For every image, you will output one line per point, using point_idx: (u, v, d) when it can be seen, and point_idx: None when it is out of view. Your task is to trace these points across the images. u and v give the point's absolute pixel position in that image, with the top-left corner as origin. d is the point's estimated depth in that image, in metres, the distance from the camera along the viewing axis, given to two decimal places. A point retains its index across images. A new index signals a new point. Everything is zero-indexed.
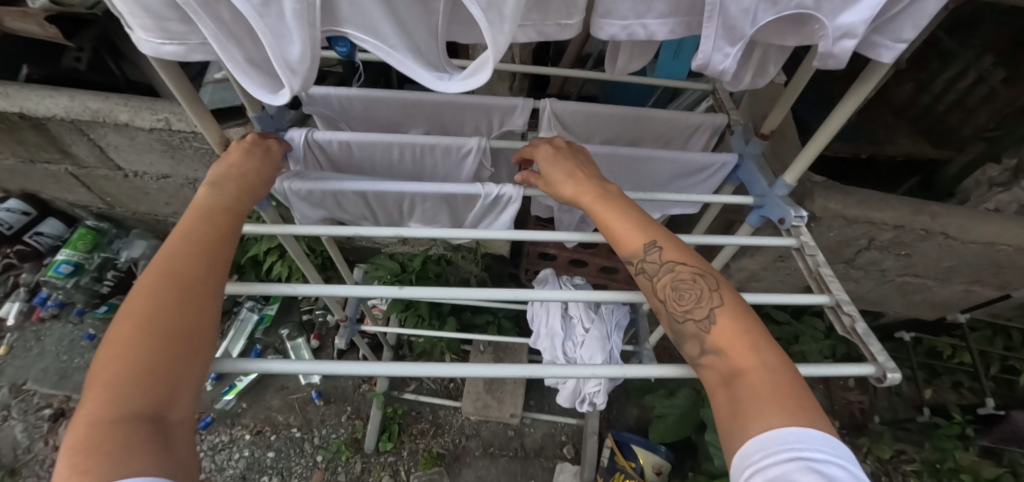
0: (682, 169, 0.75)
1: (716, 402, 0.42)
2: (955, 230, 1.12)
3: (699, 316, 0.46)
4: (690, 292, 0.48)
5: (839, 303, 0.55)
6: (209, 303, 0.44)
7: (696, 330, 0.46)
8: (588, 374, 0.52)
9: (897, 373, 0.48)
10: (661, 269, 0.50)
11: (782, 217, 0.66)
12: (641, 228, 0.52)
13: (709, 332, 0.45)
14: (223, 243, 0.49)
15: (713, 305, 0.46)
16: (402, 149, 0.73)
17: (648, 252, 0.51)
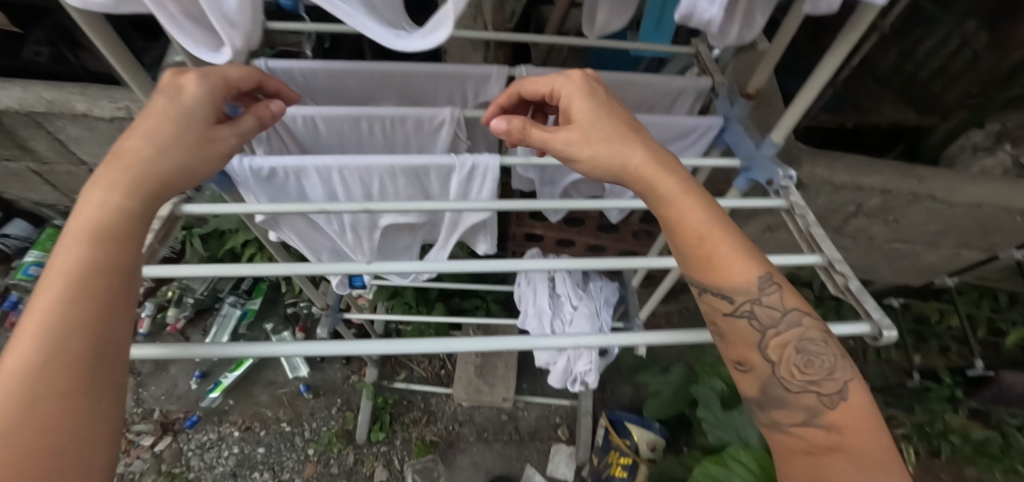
0: (667, 134, 0.71)
1: (802, 470, 0.39)
2: (942, 193, 1.11)
3: (824, 389, 0.41)
4: (816, 352, 0.42)
5: (832, 262, 0.53)
6: (97, 390, 0.33)
7: (813, 403, 0.41)
8: (575, 343, 0.49)
9: (894, 331, 0.46)
10: (773, 312, 0.43)
11: (771, 177, 0.63)
12: (750, 256, 0.44)
13: (829, 408, 0.40)
14: (101, 293, 0.35)
15: (847, 379, 0.41)
16: (370, 124, 0.68)
17: (761, 286, 0.43)
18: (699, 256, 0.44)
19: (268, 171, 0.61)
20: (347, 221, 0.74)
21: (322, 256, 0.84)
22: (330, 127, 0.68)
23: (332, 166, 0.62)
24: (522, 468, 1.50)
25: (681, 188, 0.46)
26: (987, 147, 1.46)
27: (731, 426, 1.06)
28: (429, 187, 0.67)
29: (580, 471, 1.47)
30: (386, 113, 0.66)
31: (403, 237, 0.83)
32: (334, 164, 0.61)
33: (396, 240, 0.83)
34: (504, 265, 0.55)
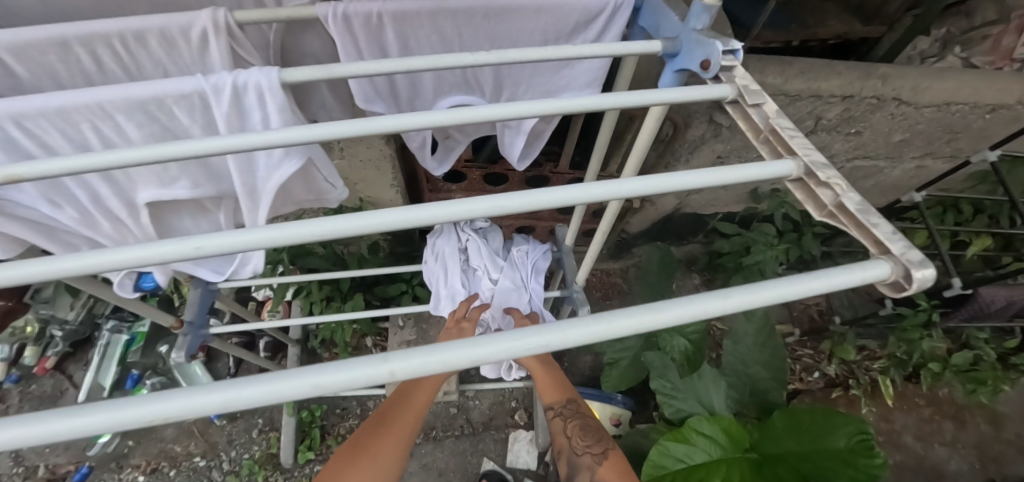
0: (554, 20, 0.49)
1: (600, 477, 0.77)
2: (908, 93, 0.95)
3: (593, 453, 0.80)
4: (592, 435, 0.82)
5: (811, 168, 0.33)
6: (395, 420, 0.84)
7: (590, 462, 0.79)
8: (319, 389, 0.25)
9: (931, 270, 0.26)
10: (573, 415, 0.86)
11: (707, 58, 0.42)
12: (564, 389, 0.90)
13: (599, 465, 0.78)
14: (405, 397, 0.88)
15: (607, 448, 0.80)
16: (92, 51, 0.43)
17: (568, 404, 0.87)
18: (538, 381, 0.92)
19: None
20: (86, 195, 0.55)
21: (83, 249, 0.67)
22: (26, 61, 0.42)
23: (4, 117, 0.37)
24: (479, 464, 1.33)
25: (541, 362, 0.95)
26: (935, 53, 1.35)
27: (690, 392, 0.90)
28: (185, 129, 0.45)
29: (544, 456, 1.33)
30: (108, 29, 0.41)
31: (189, 207, 0.66)
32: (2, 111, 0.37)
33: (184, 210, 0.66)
34: (220, 241, 0.31)
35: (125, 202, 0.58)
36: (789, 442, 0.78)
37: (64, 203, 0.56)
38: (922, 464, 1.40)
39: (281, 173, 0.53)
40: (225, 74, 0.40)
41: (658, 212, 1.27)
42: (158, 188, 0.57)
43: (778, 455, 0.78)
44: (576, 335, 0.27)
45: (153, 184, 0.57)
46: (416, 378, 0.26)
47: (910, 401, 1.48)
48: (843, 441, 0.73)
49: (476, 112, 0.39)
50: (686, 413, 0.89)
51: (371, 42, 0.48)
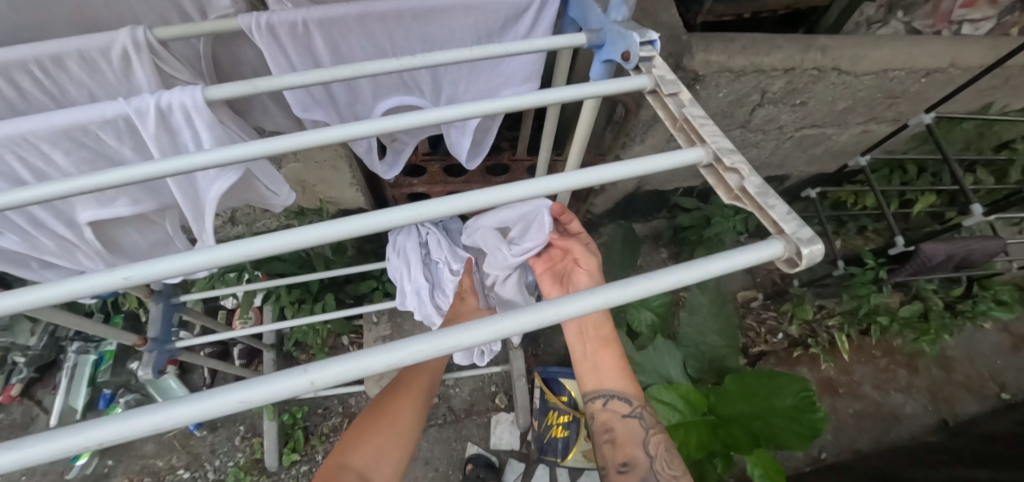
0: (484, 18, 0.50)
1: None
2: (846, 63, 0.99)
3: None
4: (675, 459, 0.71)
5: (719, 155, 0.35)
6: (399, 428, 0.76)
7: None
8: (231, 402, 0.27)
9: (817, 245, 0.29)
10: (652, 426, 0.74)
11: (627, 50, 0.43)
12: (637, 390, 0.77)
13: None
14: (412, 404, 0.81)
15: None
16: (9, 79, 0.40)
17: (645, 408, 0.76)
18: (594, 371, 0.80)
19: None
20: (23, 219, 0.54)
21: (31, 266, 0.65)
22: None
23: None
24: (463, 449, 1.36)
25: (607, 344, 0.81)
26: (880, 19, 1.40)
27: (648, 364, 0.94)
28: (116, 151, 0.45)
29: (525, 437, 1.37)
30: (22, 56, 0.39)
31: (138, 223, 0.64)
32: None
33: (134, 231, 0.66)
34: (151, 268, 0.32)
35: (66, 222, 0.57)
36: (741, 404, 0.84)
37: (3, 230, 0.55)
38: (880, 411, 1.51)
39: (220, 186, 0.53)
40: (143, 100, 0.39)
41: (620, 191, 1.31)
42: (96, 209, 0.56)
43: (730, 417, 0.85)
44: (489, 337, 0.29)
45: (90, 205, 0.55)
46: (334, 383, 0.27)
47: (868, 353, 1.58)
48: (790, 398, 0.79)
49: (401, 120, 0.39)
50: (644, 382, 0.93)
51: (300, 51, 0.47)
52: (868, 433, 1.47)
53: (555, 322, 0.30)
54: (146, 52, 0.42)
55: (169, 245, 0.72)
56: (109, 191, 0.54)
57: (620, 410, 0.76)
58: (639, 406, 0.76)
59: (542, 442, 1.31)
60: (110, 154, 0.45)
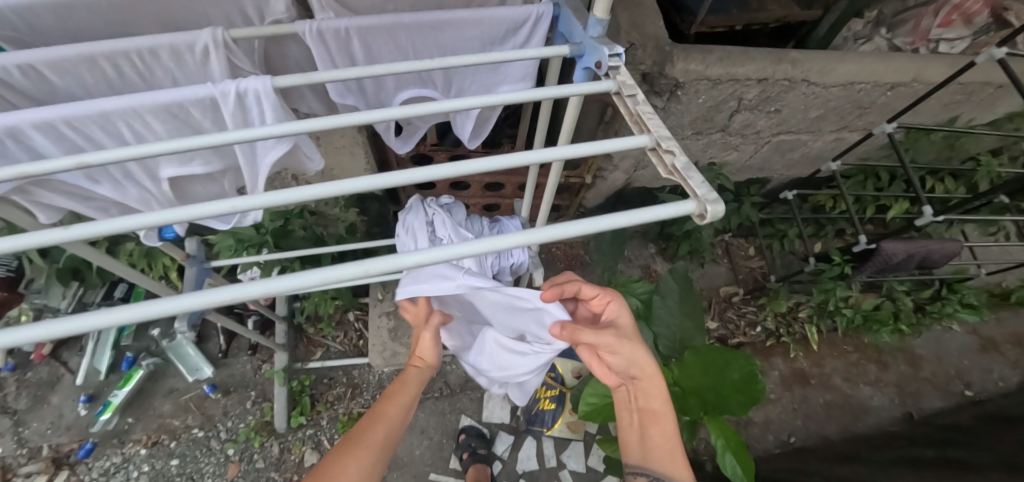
0: (490, 31, 0.62)
1: None
2: (815, 74, 1.09)
3: None
4: None
5: (659, 141, 0.46)
6: None
7: None
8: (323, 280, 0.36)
9: (720, 204, 0.40)
10: None
11: (598, 60, 0.56)
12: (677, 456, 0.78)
13: None
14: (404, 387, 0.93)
15: None
16: (114, 64, 0.52)
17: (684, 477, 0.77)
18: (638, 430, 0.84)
19: None
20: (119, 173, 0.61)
21: (110, 213, 0.70)
22: (59, 72, 0.51)
23: (54, 119, 0.47)
24: (457, 420, 1.48)
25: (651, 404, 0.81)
26: (866, 35, 1.50)
27: None
28: (198, 123, 0.56)
29: (516, 411, 1.50)
30: (130, 47, 0.51)
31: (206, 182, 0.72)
32: (55, 118, 0.47)
33: (200, 189, 0.73)
34: (249, 202, 0.40)
35: (150, 175, 0.63)
36: (697, 375, 0.98)
37: (99, 178, 0.61)
38: (849, 402, 1.61)
39: (274, 155, 0.62)
40: (227, 84, 0.49)
41: (611, 185, 1.42)
42: (178, 166, 0.63)
43: (691, 389, 0.99)
44: (470, 253, 0.37)
45: (174, 163, 0.62)
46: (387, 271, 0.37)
47: (839, 348, 1.69)
48: (740, 371, 0.91)
49: (426, 109, 0.50)
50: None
51: (341, 52, 0.59)
52: (836, 421, 1.57)
53: (526, 245, 0.39)
54: (224, 45, 0.53)
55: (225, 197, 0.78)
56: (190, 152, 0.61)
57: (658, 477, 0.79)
58: None
59: (530, 414, 1.48)
60: (192, 127, 0.56)
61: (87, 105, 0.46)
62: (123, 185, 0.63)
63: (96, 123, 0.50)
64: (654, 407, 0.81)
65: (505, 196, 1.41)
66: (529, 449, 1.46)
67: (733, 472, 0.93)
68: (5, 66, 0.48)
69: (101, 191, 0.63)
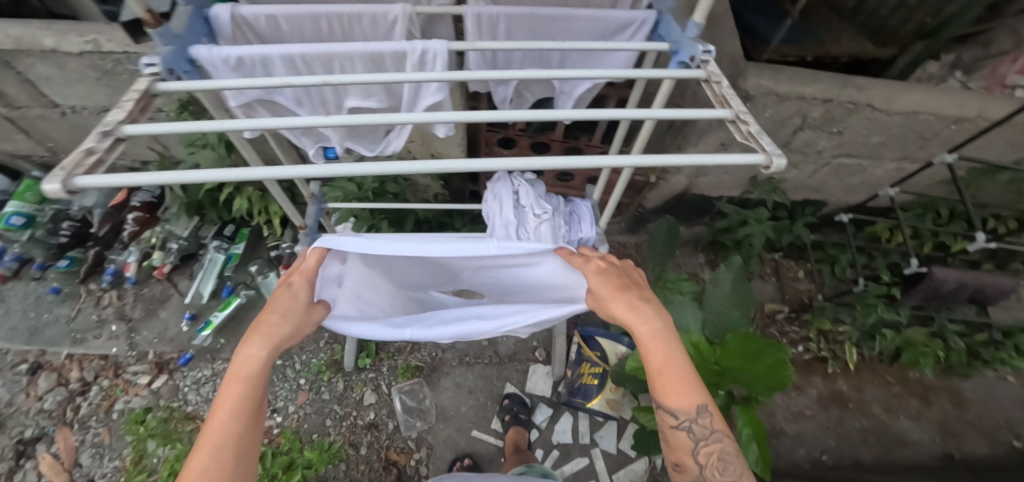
0: (603, 27, 0.82)
1: None
2: (879, 100, 1.18)
3: None
4: (733, 468, 0.63)
5: (738, 115, 0.63)
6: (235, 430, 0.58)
7: None
8: (472, 166, 0.55)
9: (783, 157, 0.54)
10: (709, 435, 0.63)
11: (693, 55, 0.73)
12: (694, 394, 0.63)
13: None
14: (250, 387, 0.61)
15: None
16: (328, 21, 0.80)
17: (701, 416, 0.63)
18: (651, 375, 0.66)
19: (236, 59, 0.74)
20: (319, 98, 0.86)
21: (296, 134, 0.94)
22: (292, 23, 0.79)
23: (295, 55, 0.74)
24: (502, 386, 1.64)
25: (651, 335, 0.67)
26: (939, 77, 1.55)
27: (672, 317, 1.21)
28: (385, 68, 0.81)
29: (557, 386, 1.64)
30: (345, 12, 0.78)
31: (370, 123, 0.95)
32: (296, 52, 0.74)
33: (362, 128, 0.96)
34: (438, 117, 0.64)
35: (336, 103, 0.88)
36: (736, 358, 1.05)
37: (304, 101, 0.86)
38: (885, 431, 1.61)
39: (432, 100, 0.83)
40: (414, 43, 0.73)
41: (671, 188, 1.55)
42: (360, 99, 0.87)
43: (727, 369, 1.07)
44: (572, 163, 0.55)
45: (359, 96, 0.87)
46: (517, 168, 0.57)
47: (881, 378, 1.70)
48: (772, 356, 1.01)
49: (549, 73, 0.74)
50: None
51: (488, 30, 0.82)
52: (871, 448, 1.58)
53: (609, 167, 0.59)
54: (409, 18, 0.79)
55: (375, 137, 0.99)
56: (374, 89, 0.85)
57: (669, 423, 0.64)
58: (688, 419, 0.64)
59: (573, 386, 1.56)
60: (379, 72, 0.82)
61: (320, 48, 0.73)
62: (317, 109, 0.88)
63: (314, 60, 0.76)
64: (648, 346, 0.66)
65: (573, 187, 1.59)
66: (564, 423, 1.58)
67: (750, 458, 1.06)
68: (263, 16, 0.78)
69: (302, 112, 0.87)
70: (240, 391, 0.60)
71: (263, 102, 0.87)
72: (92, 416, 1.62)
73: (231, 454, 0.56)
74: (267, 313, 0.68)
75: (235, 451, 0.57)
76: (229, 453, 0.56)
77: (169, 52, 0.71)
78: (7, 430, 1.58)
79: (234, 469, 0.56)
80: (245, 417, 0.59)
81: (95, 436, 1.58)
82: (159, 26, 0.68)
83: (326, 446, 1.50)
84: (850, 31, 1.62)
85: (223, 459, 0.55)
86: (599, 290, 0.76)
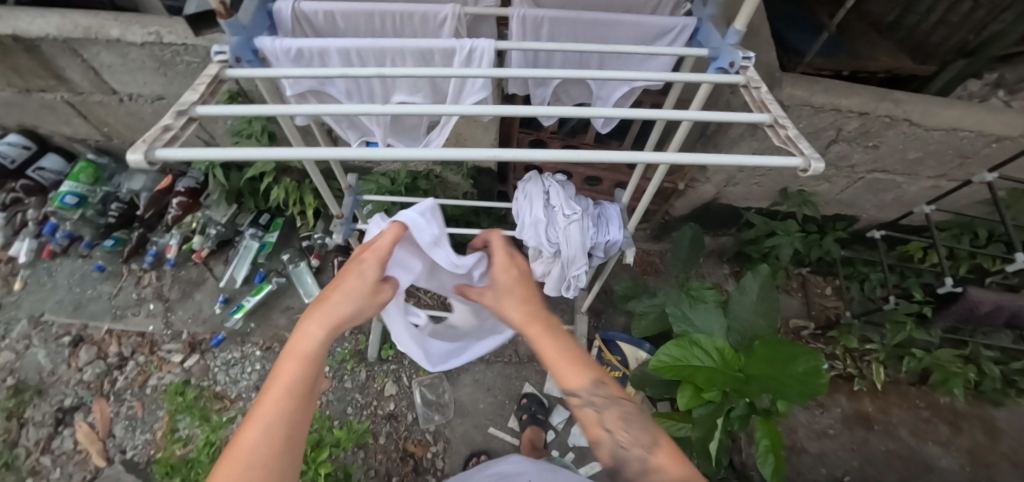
0: (644, 32, 0.84)
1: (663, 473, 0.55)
2: (917, 115, 1.16)
3: (647, 448, 0.59)
4: (637, 428, 0.61)
5: (777, 120, 0.64)
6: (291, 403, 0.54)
7: (643, 461, 0.57)
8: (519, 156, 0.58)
9: (820, 162, 0.55)
10: (605, 400, 0.61)
11: (732, 61, 0.75)
12: (579, 363, 0.64)
13: (650, 463, 0.56)
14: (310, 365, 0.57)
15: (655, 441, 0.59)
16: (382, 18, 0.84)
17: (592, 384, 0.62)
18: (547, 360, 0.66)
19: (296, 51, 0.79)
20: (367, 92, 0.91)
21: (342, 126, 0.99)
22: (348, 19, 0.84)
23: (350, 48, 0.79)
24: (520, 386, 1.66)
25: (531, 324, 0.70)
26: (981, 95, 1.51)
27: (695, 322, 1.21)
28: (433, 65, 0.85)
29: None
30: (399, 10, 0.82)
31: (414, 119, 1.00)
32: (352, 47, 0.79)
33: (406, 123, 1.00)
34: (486, 110, 0.68)
35: (383, 97, 0.92)
36: (761, 365, 1.08)
37: (354, 94, 0.90)
38: (912, 456, 1.57)
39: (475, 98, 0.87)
40: (463, 41, 0.77)
41: (699, 197, 1.55)
42: (407, 94, 0.92)
43: (751, 376, 1.09)
44: (614, 157, 0.57)
45: (406, 92, 0.91)
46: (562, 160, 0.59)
47: (909, 401, 1.65)
48: (804, 365, 1.00)
49: (589, 74, 0.76)
50: (691, 330, 1.19)
51: (532, 32, 0.85)
52: (896, 472, 1.53)
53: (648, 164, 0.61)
54: (458, 18, 0.83)
55: (416, 132, 1.03)
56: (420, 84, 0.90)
57: (573, 404, 0.63)
58: (586, 390, 0.62)
59: None
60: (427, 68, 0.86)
61: (374, 43, 0.77)
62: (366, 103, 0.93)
63: (368, 54, 0.81)
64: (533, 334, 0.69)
65: (601, 192, 1.61)
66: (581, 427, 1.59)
67: (766, 467, 1.05)
68: (322, 12, 0.83)
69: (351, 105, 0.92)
70: (299, 367, 0.56)
71: (316, 94, 0.92)
72: (127, 390, 1.69)
73: (287, 430, 0.52)
74: (331, 293, 0.66)
75: (287, 430, 0.52)
76: (280, 431, 0.51)
77: (237, 41, 0.77)
78: (48, 398, 1.67)
79: (287, 446, 0.51)
80: (303, 395, 0.55)
81: (128, 409, 1.66)
82: (229, 18, 0.73)
83: (354, 428, 1.52)
84: (888, 47, 1.60)
85: (273, 437, 0.50)
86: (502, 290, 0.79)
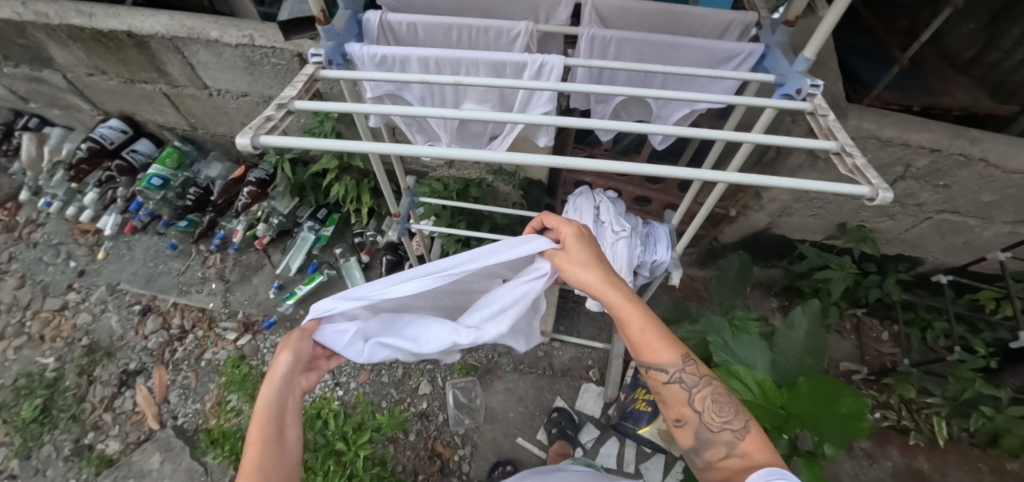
0: (712, 57, 0.86)
1: (750, 446, 0.61)
2: (995, 156, 1.11)
3: (735, 426, 0.64)
4: (726, 406, 0.66)
5: (844, 147, 0.64)
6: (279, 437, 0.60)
7: (729, 439, 0.63)
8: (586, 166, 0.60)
9: (889, 191, 0.55)
10: (697, 380, 0.67)
11: (800, 88, 0.75)
12: (675, 343, 0.68)
13: (740, 441, 0.62)
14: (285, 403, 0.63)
15: (746, 419, 0.65)
16: (460, 31, 0.90)
17: (685, 364, 0.67)
18: (632, 337, 0.69)
19: (381, 57, 0.86)
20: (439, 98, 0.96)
21: (412, 129, 1.05)
22: (428, 30, 0.90)
23: (430, 57, 0.85)
24: (552, 399, 1.66)
25: (619, 297, 0.68)
26: None
27: (738, 352, 1.18)
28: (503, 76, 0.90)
29: (608, 408, 1.64)
30: (476, 25, 0.88)
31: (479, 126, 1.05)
32: (432, 56, 0.84)
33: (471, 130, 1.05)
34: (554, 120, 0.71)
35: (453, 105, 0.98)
36: (805, 403, 1.02)
37: (427, 100, 0.96)
38: None
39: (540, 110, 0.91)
40: (535, 56, 0.81)
41: (751, 225, 1.52)
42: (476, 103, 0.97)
43: (793, 414, 1.04)
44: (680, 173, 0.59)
45: (475, 101, 0.97)
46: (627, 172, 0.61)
47: (971, 463, 1.53)
48: (849, 405, 0.96)
49: (655, 93, 0.78)
50: (732, 362, 1.15)
51: (599, 50, 0.89)
52: None
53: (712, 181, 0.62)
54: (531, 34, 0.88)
55: (479, 139, 1.08)
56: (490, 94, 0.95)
57: (659, 380, 0.68)
58: (678, 370, 0.67)
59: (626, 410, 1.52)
60: None
61: (452, 52, 0.83)
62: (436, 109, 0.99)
63: (444, 63, 0.86)
64: (616, 307, 0.68)
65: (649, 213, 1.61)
66: (610, 447, 1.57)
67: None
68: (406, 23, 0.89)
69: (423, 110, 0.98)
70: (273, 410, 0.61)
71: (392, 97, 0.99)
72: (184, 360, 1.82)
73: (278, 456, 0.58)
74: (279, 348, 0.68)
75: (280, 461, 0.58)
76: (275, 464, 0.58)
77: (331, 45, 0.85)
78: (116, 360, 1.82)
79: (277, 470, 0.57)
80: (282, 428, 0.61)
81: (184, 378, 1.78)
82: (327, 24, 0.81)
83: (395, 415, 1.58)
84: (967, 85, 1.53)
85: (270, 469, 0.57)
86: (572, 253, 0.74)
